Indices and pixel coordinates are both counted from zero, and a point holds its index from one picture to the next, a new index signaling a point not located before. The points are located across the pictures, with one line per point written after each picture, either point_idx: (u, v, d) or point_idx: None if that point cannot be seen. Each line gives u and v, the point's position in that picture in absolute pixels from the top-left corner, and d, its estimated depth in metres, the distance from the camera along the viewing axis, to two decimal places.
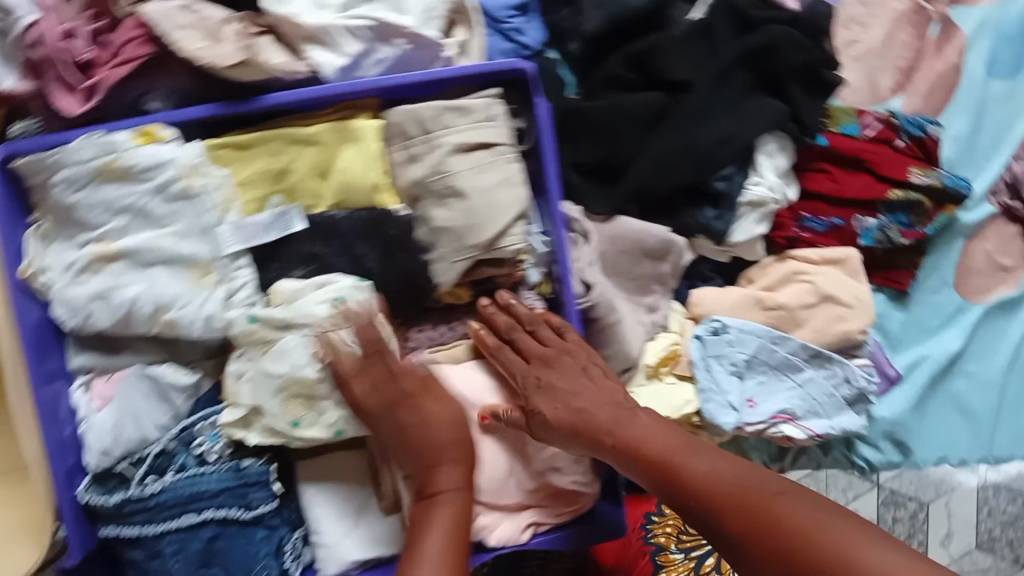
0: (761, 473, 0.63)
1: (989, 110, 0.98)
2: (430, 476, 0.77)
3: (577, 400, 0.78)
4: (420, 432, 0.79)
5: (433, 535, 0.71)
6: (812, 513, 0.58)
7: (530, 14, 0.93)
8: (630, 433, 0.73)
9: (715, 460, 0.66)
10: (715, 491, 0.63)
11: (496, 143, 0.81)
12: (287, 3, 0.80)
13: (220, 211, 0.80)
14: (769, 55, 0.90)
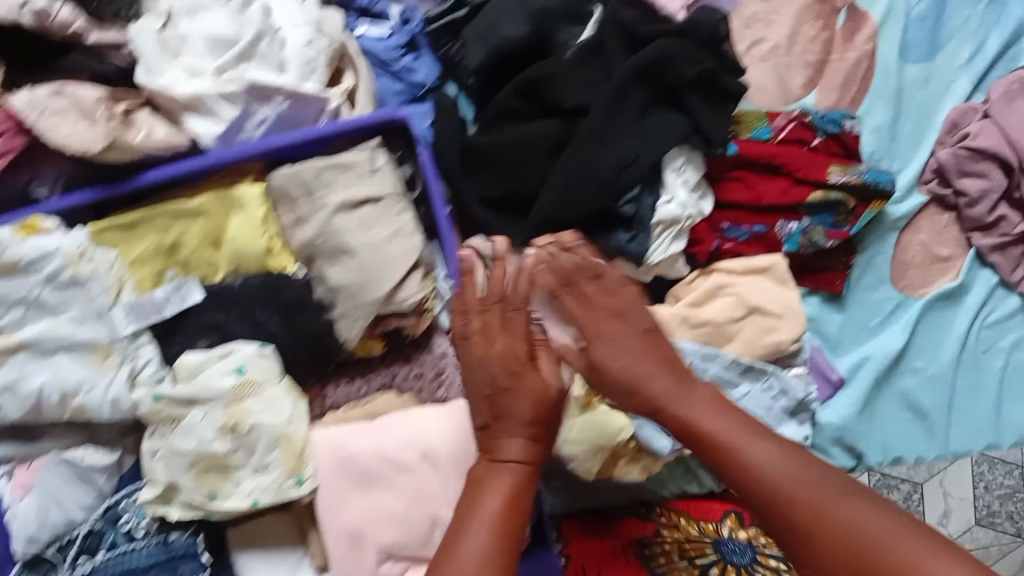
0: (819, 474, 0.59)
1: (908, 97, 0.95)
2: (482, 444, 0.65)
3: (641, 358, 0.67)
4: (496, 392, 0.66)
5: (475, 529, 0.60)
6: (875, 525, 0.55)
7: (421, 51, 0.91)
8: (684, 414, 0.65)
9: (772, 455, 0.60)
10: (774, 495, 0.59)
11: (382, 196, 0.80)
12: (158, 76, 0.79)
13: (112, 294, 0.80)
14: (662, 70, 0.87)
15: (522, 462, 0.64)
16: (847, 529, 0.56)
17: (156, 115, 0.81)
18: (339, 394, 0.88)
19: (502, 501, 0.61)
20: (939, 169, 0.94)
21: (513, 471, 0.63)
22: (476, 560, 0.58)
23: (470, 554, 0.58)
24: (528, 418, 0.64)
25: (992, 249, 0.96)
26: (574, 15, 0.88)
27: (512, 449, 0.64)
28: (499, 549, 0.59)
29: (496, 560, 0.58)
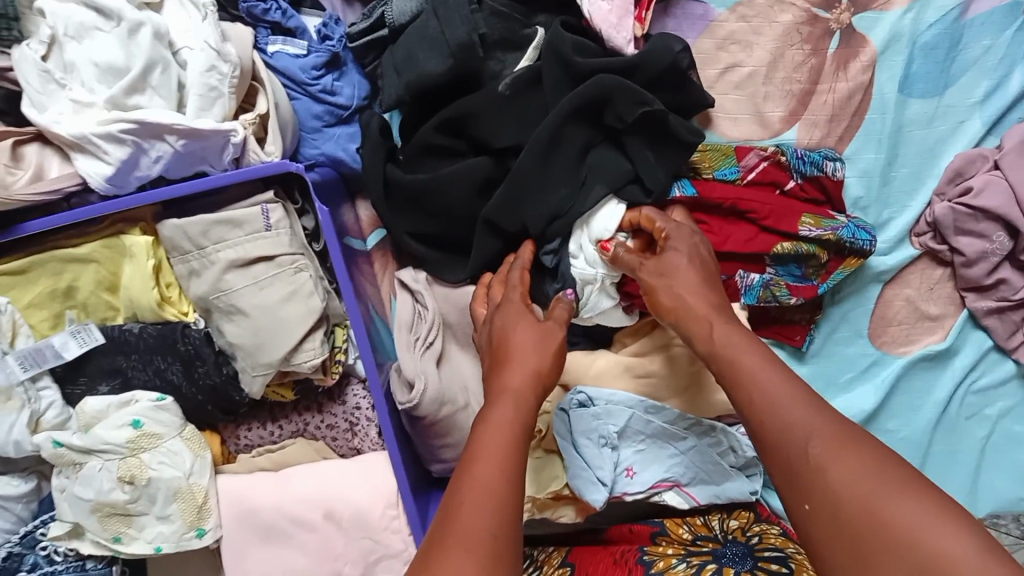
0: (809, 411, 0.54)
1: (907, 137, 0.81)
2: (513, 372, 0.63)
3: (694, 294, 0.67)
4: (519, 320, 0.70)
5: (497, 421, 0.58)
6: (860, 474, 0.49)
7: (347, 67, 0.82)
8: (731, 346, 0.61)
9: (778, 387, 0.56)
10: (779, 441, 0.54)
11: (277, 254, 0.73)
12: (45, 109, 0.73)
13: (6, 341, 0.76)
14: (599, 110, 0.74)
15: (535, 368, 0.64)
16: (828, 498, 0.50)
17: (47, 148, 0.75)
18: (253, 436, 0.84)
19: (512, 422, 0.58)
20: (934, 222, 0.82)
21: (518, 412, 0.60)
22: (489, 490, 0.52)
23: (492, 441, 0.56)
24: (530, 347, 0.67)
25: (987, 313, 0.84)
26: (510, 41, 0.77)
27: (541, 362, 0.65)
28: (515, 452, 0.56)
29: (513, 471, 0.54)
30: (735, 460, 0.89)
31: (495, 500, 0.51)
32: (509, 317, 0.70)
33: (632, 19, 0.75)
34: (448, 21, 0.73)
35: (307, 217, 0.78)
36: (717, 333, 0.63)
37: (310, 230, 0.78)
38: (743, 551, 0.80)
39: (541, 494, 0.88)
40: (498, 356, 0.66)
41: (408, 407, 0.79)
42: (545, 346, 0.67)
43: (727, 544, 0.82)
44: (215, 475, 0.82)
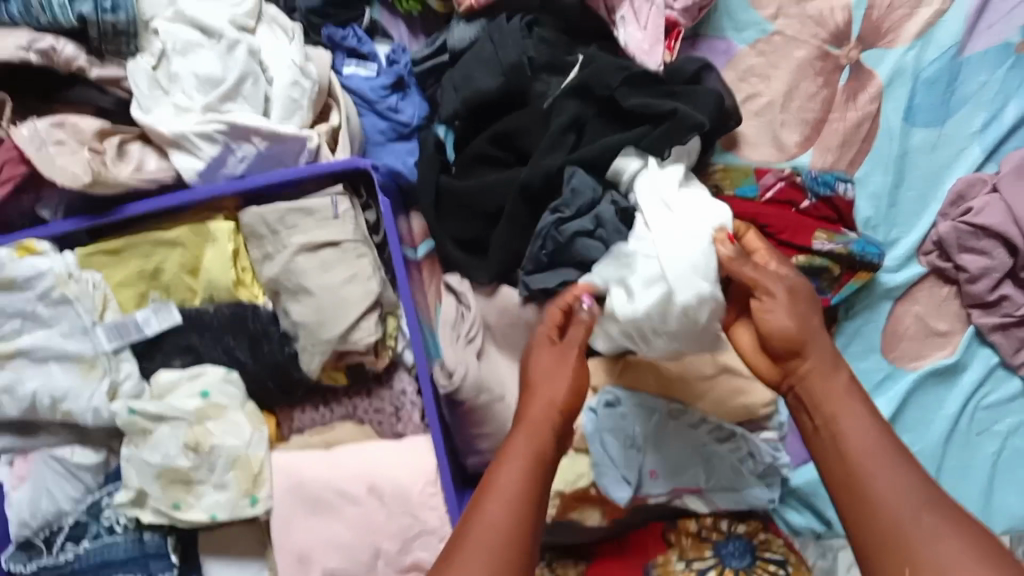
0: (912, 481, 0.59)
1: (912, 162, 0.89)
2: (533, 406, 0.67)
3: (809, 324, 0.68)
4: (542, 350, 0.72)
5: (515, 460, 0.63)
6: (954, 557, 0.54)
7: (410, 91, 0.92)
8: (836, 398, 0.65)
9: (884, 454, 0.60)
10: (882, 504, 0.58)
11: (342, 240, 0.83)
12: (150, 113, 0.85)
13: (96, 313, 0.86)
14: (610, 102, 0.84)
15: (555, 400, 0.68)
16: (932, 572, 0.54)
17: (147, 148, 0.87)
18: (306, 419, 0.90)
19: (525, 453, 0.64)
20: (939, 241, 0.89)
21: (535, 442, 0.65)
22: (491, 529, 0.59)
23: (509, 484, 0.62)
24: (551, 372, 0.70)
25: (992, 328, 0.90)
26: (554, 65, 0.86)
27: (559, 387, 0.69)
28: (530, 491, 0.62)
29: (523, 519, 0.60)
30: (755, 467, 0.93)
31: (501, 548, 0.58)
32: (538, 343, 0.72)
33: (662, 47, 0.86)
34: (502, 44, 0.85)
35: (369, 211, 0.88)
36: (821, 377, 0.66)
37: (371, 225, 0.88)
38: (743, 546, 0.92)
39: (568, 489, 0.92)
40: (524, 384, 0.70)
41: (449, 391, 0.86)
42: (567, 372, 0.70)
43: (730, 540, 0.93)
44: (270, 451, 0.88)
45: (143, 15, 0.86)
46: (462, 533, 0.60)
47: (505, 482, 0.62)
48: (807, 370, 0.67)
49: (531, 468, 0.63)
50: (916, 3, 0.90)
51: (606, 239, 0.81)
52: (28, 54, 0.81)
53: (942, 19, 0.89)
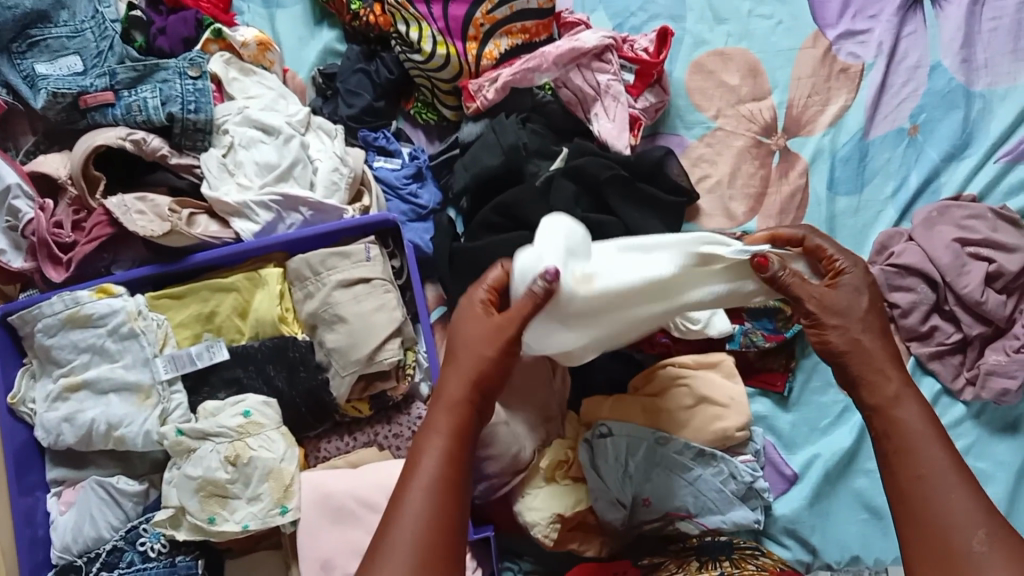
0: (945, 460, 0.68)
1: (841, 224, 1.09)
2: (451, 382, 0.74)
3: (866, 339, 0.73)
4: (452, 364, 0.76)
5: (418, 482, 0.69)
6: (956, 506, 0.66)
7: (426, 181, 1.13)
8: (906, 423, 0.70)
9: (951, 473, 0.67)
10: (936, 511, 0.66)
11: (373, 278, 1.00)
12: (218, 189, 1.04)
13: (157, 347, 1.00)
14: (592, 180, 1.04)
15: (458, 407, 0.73)
16: (941, 513, 0.66)
17: (211, 218, 1.05)
18: (331, 447, 1.04)
19: (446, 437, 0.72)
20: (872, 284, 1.06)
21: (442, 449, 0.71)
22: (424, 503, 0.68)
23: (418, 508, 0.68)
24: (473, 345, 0.75)
25: (930, 356, 1.03)
26: (543, 152, 1.08)
27: (455, 391, 0.74)
28: (448, 478, 0.70)
29: (433, 531, 0.67)
30: (737, 486, 1.02)
31: (425, 528, 0.67)
32: (453, 331, 0.77)
33: (628, 134, 1.08)
34: (503, 132, 1.07)
35: (395, 259, 1.07)
36: (889, 389, 0.72)
37: (396, 271, 1.07)
38: (723, 544, 1.02)
39: (568, 513, 1.00)
40: (440, 402, 0.74)
41: None
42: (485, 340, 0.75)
43: (709, 543, 1.02)
44: (300, 471, 0.99)
45: (216, 118, 1.08)
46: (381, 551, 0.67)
47: (410, 517, 0.68)
48: (871, 398, 0.72)
49: (452, 446, 0.72)
50: (827, 100, 1.13)
51: None
52: (125, 143, 1.03)
53: (849, 112, 1.12)
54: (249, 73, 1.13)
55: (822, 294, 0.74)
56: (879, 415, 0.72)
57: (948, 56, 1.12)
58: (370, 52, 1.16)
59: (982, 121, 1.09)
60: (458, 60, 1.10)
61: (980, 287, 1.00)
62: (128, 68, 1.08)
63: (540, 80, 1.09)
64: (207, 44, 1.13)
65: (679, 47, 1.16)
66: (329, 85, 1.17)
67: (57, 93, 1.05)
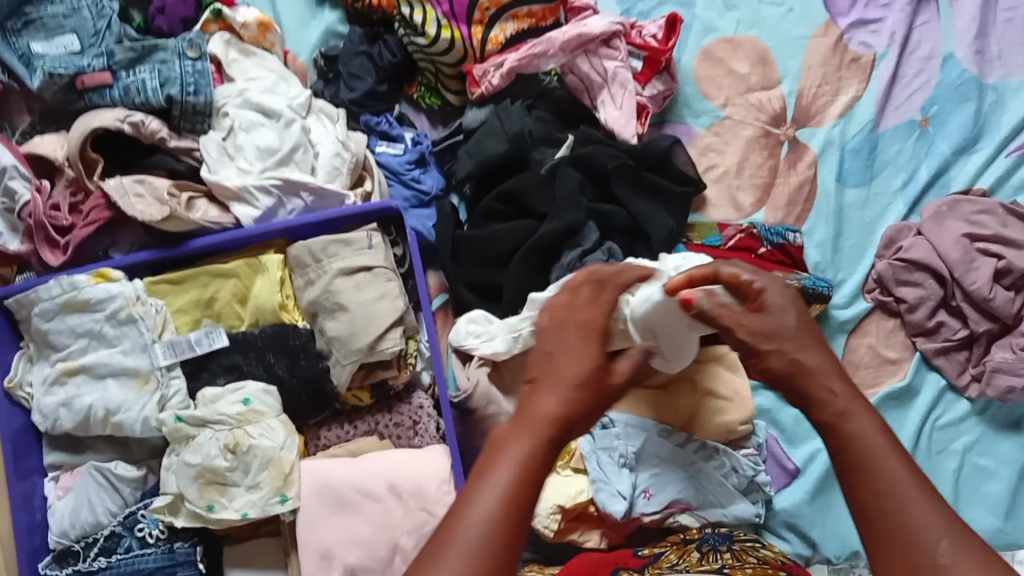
0: (903, 469, 0.60)
1: (848, 216, 1.08)
2: (536, 398, 0.63)
3: (800, 351, 0.68)
4: (547, 381, 0.64)
5: (485, 499, 0.58)
6: (921, 519, 0.58)
7: (429, 167, 1.12)
8: (860, 436, 0.63)
9: (908, 481, 0.60)
10: (903, 526, 0.58)
11: (375, 266, 0.99)
12: (218, 173, 1.02)
13: (155, 333, 0.98)
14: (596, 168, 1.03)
15: (549, 429, 0.62)
16: (906, 527, 0.58)
17: (211, 203, 1.03)
18: (331, 436, 1.03)
19: (524, 461, 0.59)
20: (879, 278, 1.05)
21: (518, 471, 0.59)
22: (482, 533, 0.56)
23: (475, 534, 0.56)
24: (571, 357, 0.65)
25: (935, 352, 1.02)
26: (549, 140, 1.07)
27: (550, 411, 0.62)
28: (513, 509, 0.58)
29: (485, 562, 0.56)
30: (738, 480, 1.02)
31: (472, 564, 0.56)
32: (552, 338, 0.66)
33: (635, 122, 1.07)
34: (508, 120, 1.06)
35: (397, 247, 1.05)
36: (838, 399, 0.65)
37: (397, 259, 1.05)
38: (724, 536, 0.98)
39: (569, 505, 0.99)
40: (527, 417, 0.62)
41: (461, 396, 1.01)
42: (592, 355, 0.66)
43: (709, 534, 0.99)
44: (299, 459, 0.98)
45: (217, 100, 1.06)
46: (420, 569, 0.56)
47: (465, 539, 0.56)
48: (822, 413, 0.65)
49: (528, 476, 0.59)
50: (837, 90, 1.11)
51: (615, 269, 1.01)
52: (124, 125, 1.01)
53: (860, 102, 1.10)
54: (249, 54, 1.11)
55: (744, 323, 0.70)
56: (834, 431, 0.64)
57: (962, 47, 1.10)
58: (373, 34, 1.14)
59: (994, 114, 1.08)
60: (463, 45, 1.08)
61: (988, 284, 0.99)
62: (126, 48, 1.06)
63: (547, 66, 1.07)
64: (206, 24, 1.11)
65: (687, 33, 1.14)
66: (331, 68, 1.15)
67: (53, 73, 1.03)
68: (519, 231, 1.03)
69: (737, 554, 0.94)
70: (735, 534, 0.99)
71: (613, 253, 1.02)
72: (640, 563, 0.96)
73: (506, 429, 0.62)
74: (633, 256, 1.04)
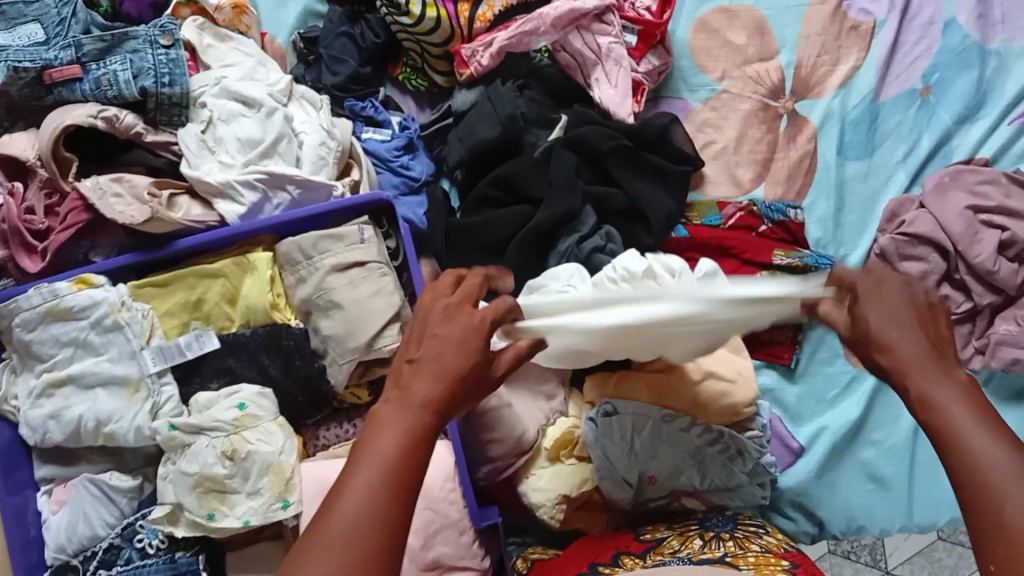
0: (997, 447, 0.53)
1: (849, 190, 1.06)
2: (414, 378, 0.60)
3: (899, 328, 0.61)
4: (422, 364, 0.60)
5: (369, 475, 0.55)
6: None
7: (418, 153, 1.08)
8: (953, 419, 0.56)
9: (1005, 465, 0.52)
10: (1000, 512, 0.51)
11: (367, 261, 0.96)
12: (198, 168, 0.97)
13: (143, 338, 0.95)
14: (591, 150, 0.99)
15: (434, 409, 0.59)
16: (1007, 510, 0.51)
17: (194, 200, 0.99)
18: (330, 435, 1.01)
19: (400, 438, 0.57)
20: (882, 252, 1.01)
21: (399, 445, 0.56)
22: (363, 510, 0.54)
23: (361, 507, 0.54)
24: (448, 340, 0.61)
25: None
26: (542, 121, 1.02)
27: (428, 390, 0.59)
28: (388, 491, 0.55)
29: (369, 542, 0.53)
30: (744, 464, 0.97)
31: (353, 547, 0.53)
32: (430, 324, 0.63)
33: (631, 100, 1.04)
34: (500, 102, 1.02)
35: (389, 239, 1.02)
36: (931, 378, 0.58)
37: (390, 252, 1.02)
38: (727, 521, 0.97)
39: (573, 493, 0.96)
40: (403, 395, 0.59)
41: None
42: (461, 338, 0.61)
43: (713, 518, 0.98)
44: (299, 462, 0.95)
45: (192, 91, 1.01)
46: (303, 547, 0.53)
47: (346, 513, 0.54)
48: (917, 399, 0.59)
49: (405, 453, 0.56)
50: (836, 59, 1.10)
51: (615, 253, 0.97)
52: (97, 121, 0.96)
53: (859, 72, 1.09)
54: (225, 39, 1.06)
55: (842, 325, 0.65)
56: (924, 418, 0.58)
57: (963, 11, 1.09)
58: (354, 14, 1.11)
59: (997, 81, 1.07)
60: (450, 24, 1.04)
61: (992, 257, 0.96)
62: (94, 38, 1.00)
63: (538, 44, 1.03)
64: (178, 8, 1.06)
65: (683, 4, 1.13)
66: (311, 51, 1.12)
67: (17, 67, 0.96)
68: (514, 216, 0.98)
69: (742, 540, 0.92)
70: (740, 518, 0.98)
71: (612, 237, 0.98)
72: (645, 547, 0.92)
73: (390, 401, 0.60)
74: (632, 240, 1.00)
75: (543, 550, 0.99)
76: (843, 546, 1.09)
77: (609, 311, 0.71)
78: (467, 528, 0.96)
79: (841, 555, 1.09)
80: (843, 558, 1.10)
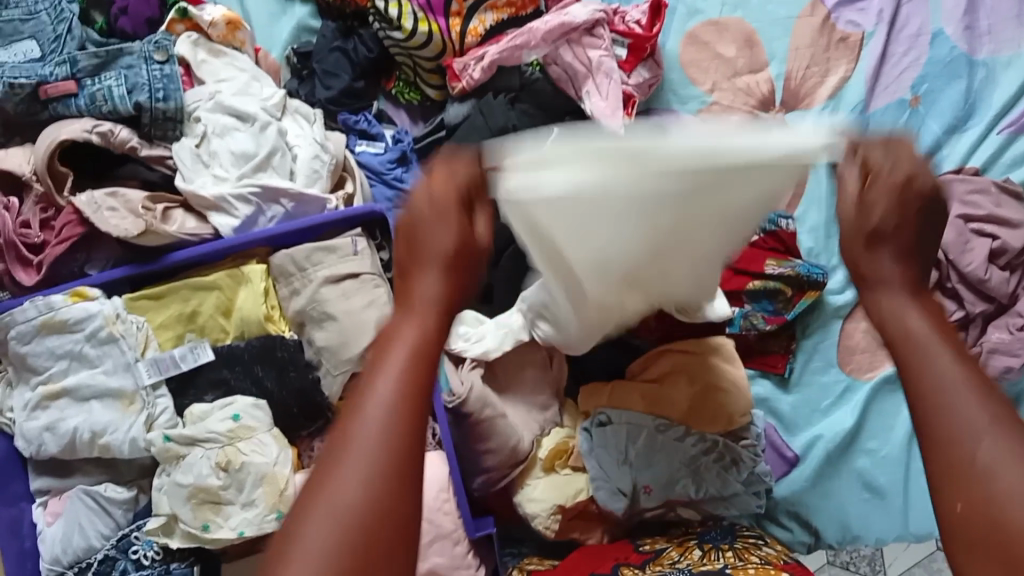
0: (961, 373, 0.49)
1: (839, 201, 1.11)
2: (420, 280, 0.55)
3: (890, 224, 0.56)
4: (419, 263, 0.56)
5: (390, 374, 0.48)
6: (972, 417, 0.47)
7: (411, 164, 1.08)
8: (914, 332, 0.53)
9: (963, 387, 0.48)
10: (945, 427, 0.47)
11: (361, 272, 0.97)
12: (193, 182, 0.99)
13: (138, 351, 0.96)
14: None
15: (438, 306, 0.54)
16: (953, 429, 0.47)
17: (189, 214, 1.00)
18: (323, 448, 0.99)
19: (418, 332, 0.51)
20: None
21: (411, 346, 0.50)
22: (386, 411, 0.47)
23: (377, 411, 0.47)
24: (433, 221, 0.56)
25: None
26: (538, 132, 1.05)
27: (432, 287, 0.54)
28: (410, 387, 0.48)
29: (397, 449, 0.46)
30: (739, 474, 0.97)
31: (384, 451, 0.46)
32: (415, 215, 0.57)
33: (622, 113, 1.04)
34: (491, 114, 1.03)
35: (382, 251, 1.03)
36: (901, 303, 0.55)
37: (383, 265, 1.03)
38: (725, 533, 0.96)
39: (568, 504, 0.97)
40: (407, 299, 0.54)
41: None
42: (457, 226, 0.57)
43: (710, 530, 0.97)
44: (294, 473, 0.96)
45: (187, 106, 1.02)
46: (323, 470, 0.46)
47: (369, 421, 0.46)
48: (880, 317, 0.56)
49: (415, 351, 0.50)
50: (825, 70, 1.10)
51: None
52: (92, 136, 0.97)
53: (849, 82, 1.09)
54: (218, 54, 1.07)
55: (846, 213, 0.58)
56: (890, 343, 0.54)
57: (950, 22, 1.10)
58: (347, 29, 1.12)
59: (985, 91, 1.07)
60: (441, 38, 1.05)
61: (984, 265, 0.97)
62: (89, 54, 1.01)
63: (529, 57, 1.04)
64: (172, 23, 1.07)
65: (673, 17, 1.14)
66: (304, 65, 1.12)
67: (15, 84, 0.99)
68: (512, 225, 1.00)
69: (741, 552, 0.91)
70: (738, 529, 0.97)
71: None
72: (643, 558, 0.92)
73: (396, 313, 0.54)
74: None
75: (539, 561, 0.98)
76: (841, 556, 1.08)
77: (583, 169, 0.50)
78: (461, 538, 0.96)
79: (840, 565, 1.08)
80: (842, 568, 1.08)
